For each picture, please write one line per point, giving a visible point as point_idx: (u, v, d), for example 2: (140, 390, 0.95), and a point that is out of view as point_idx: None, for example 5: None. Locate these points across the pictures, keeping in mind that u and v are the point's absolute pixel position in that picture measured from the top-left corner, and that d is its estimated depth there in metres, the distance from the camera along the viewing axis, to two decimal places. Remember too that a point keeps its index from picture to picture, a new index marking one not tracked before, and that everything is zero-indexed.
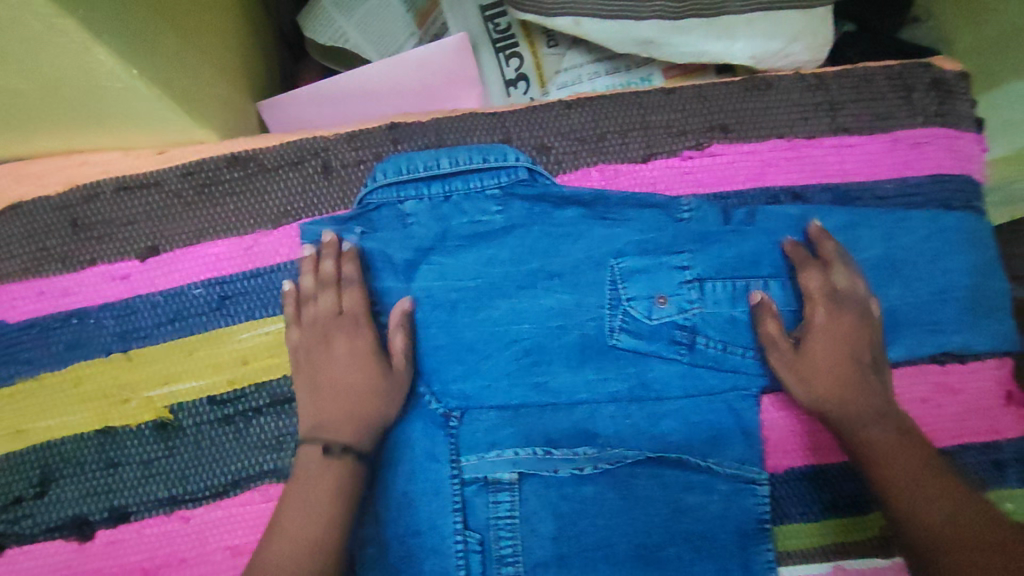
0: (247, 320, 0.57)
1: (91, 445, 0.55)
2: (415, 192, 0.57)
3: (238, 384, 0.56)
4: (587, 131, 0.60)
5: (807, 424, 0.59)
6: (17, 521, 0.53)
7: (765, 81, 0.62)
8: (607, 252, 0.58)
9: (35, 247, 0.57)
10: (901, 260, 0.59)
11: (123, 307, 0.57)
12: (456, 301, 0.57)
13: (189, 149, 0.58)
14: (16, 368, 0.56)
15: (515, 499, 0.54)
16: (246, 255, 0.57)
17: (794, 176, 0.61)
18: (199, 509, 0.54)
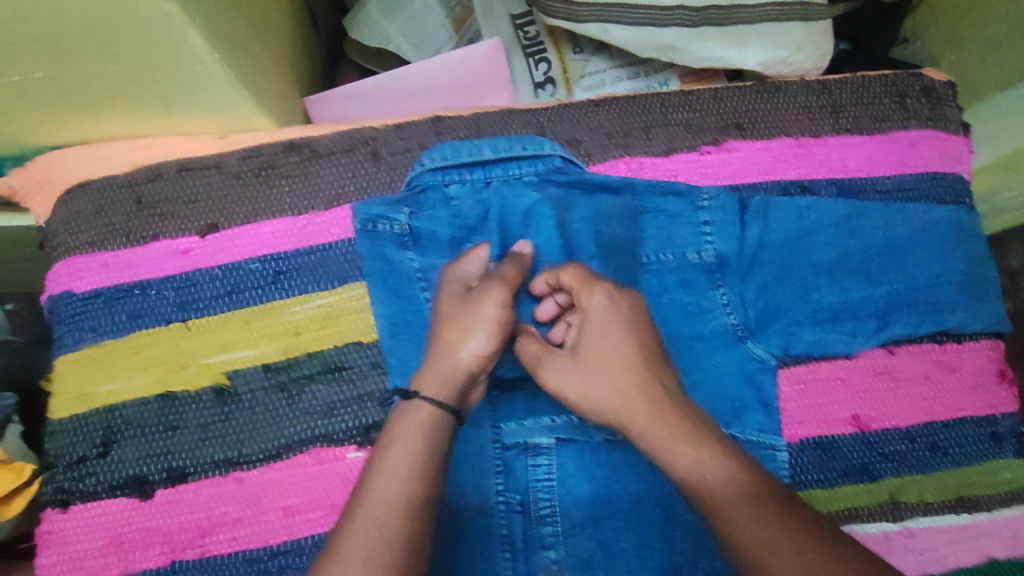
0: (299, 294, 0.60)
1: (152, 409, 0.58)
2: (459, 177, 0.62)
3: (291, 353, 0.60)
4: (615, 127, 0.66)
5: (821, 397, 0.63)
6: (82, 479, 0.57)
7: (774, 86, 0.68)
8: (630, 236, 0.64)
9: (102, 224, 0.61)
10: (901, 248, 0.65)
11: (184, 280, 0.60)
12: (494, 278, 0.62)
13: (251, 134, 0.62)
14: (82, 336, 0.59)
15: (552, 462, 0.59)
16: (301, 234, 0.61)
17: (802, 171, 0.66)
18: (254, 471, 0.58)
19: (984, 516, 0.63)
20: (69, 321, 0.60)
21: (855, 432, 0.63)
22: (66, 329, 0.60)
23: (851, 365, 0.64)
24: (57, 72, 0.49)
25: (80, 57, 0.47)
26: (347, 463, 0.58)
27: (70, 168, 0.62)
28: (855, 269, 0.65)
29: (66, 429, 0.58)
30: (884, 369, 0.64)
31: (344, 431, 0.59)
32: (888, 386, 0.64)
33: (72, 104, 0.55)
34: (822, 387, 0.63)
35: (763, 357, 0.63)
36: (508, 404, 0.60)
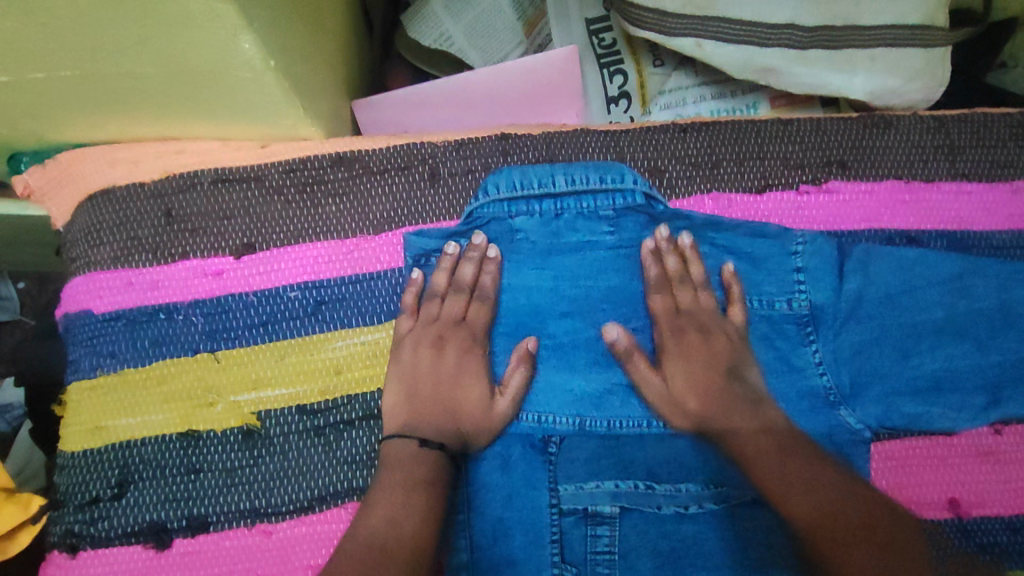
0: (342, 328, 0.54)
1: (173, 448, 0.52)
2: (526, 208, 0.55)
3: (329, 394, 0.53)
4: (701, 157, 0.58)
5: (916, 475, 0.55)
6: (93, 522, 0.51)
7: (884, 120, 0.60)
8: (705, 274, 0.57)
9: (127, 237, 0.55)
10: (1018, 312, 0.55)
11: (214, 304, 0.54)
12: (547, 318, 0.56)
13: (296, 144, 0.56)
14: (98, 361, 0.54)
15: (615, 534, 0.51)
16: (347, 260, 0.55)
17: (910, 220, 0.59)
18: (282, 524, 0.51)
19: None
20: (87, 343, 0.54)
21: (952, 518, 0.54)
22: (82, 352, 0.54)
23: (951, 442, 0.55)
24: (89, 71, 0.43)
25: (116, 55, 0.41)
26: None
27: (92, 171, 0.56)
28: (963, 333, 0.55)
29: (77, 464, 0.52)
30: (989, 450, 0.56)
31: None
32: (993, 470, 0.55)
33: (101, 104, 0.49)
34: (919, 465, 0.55)
35: (859, 429, 0.54)
36: (567, 464, 0.53)
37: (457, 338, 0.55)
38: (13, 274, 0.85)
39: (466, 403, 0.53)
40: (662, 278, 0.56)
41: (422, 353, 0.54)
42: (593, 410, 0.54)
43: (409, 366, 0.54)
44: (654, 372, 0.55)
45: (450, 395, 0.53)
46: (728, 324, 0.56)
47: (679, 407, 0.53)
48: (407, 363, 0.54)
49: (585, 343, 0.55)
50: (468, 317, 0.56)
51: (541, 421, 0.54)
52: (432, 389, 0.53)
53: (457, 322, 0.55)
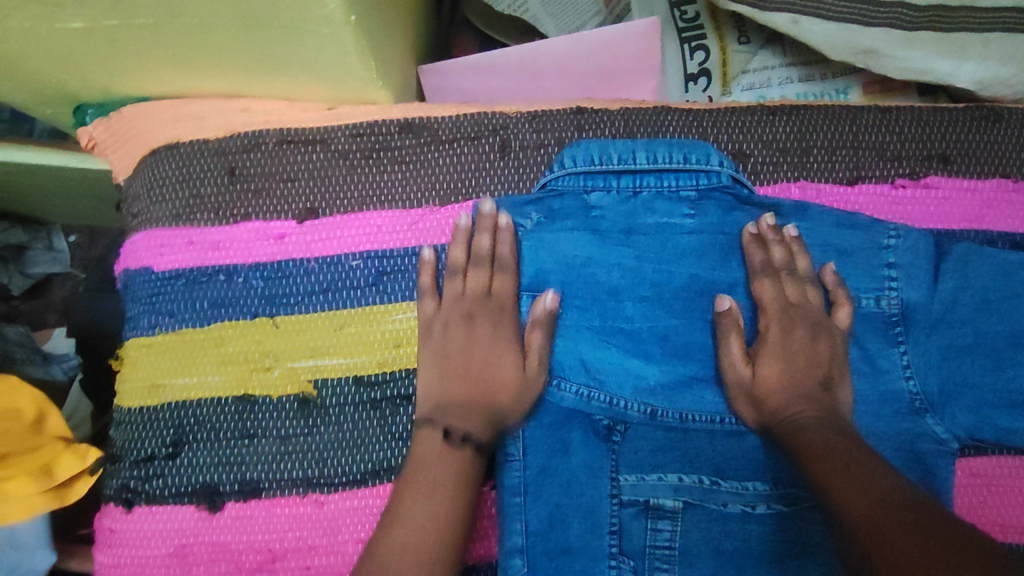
0: (402, 300, 0.53)
1: (228, 411, 0.52)
2: (603, 184, 0.52)
3: (387, 367, 0.52)
4: (791, 142, 0.54)
5: (1004, 496, 0.51)
6: (148, 479, 0.51)
7: (995, 112, 0.55)
8: (810, 268, 0.53)
9: (189, 194, 0.54)
10: None
11: (275, 269, 0.53)
12: (624, 301, 0.52)
13: (364, 108, 0.54)
14: (157, 320, 0.53)
15: (677, 529, 0.49)
16: (411, 230, 0.53)
17: (1016, 222, 0.54)
18: (334, 495, 0.51)
19: None
20: (145, 300, 0.53)
21: None
22: (141, 309, 0.54)
23: None
24: (163, 19, 0.42)
25: (192, 2, 0.40)
26: None
27: (157, 126, 0.55)
28: None
29: (134, 420, 0.52)
30: None
31: None
32: None
33: (173, 56, 0.48)
34: (1008, 485, 0.51)
35: (945, 439, 0.51)
36: (629, 455, 0.51)
37: (491, 306, 0.53)
38: (65, 226, 0.86)
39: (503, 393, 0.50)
40: (770, 261, 0.52)
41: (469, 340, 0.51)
42: (666, 402, 0.51)
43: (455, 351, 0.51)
44: (758, 367, 0.50)
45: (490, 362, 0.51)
46: (842, 322, 0.52)
47: (774, 381, 0.50)
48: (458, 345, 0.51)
49: (658, 334, 0.52)
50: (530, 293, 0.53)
51: (610, 408, 0.51)
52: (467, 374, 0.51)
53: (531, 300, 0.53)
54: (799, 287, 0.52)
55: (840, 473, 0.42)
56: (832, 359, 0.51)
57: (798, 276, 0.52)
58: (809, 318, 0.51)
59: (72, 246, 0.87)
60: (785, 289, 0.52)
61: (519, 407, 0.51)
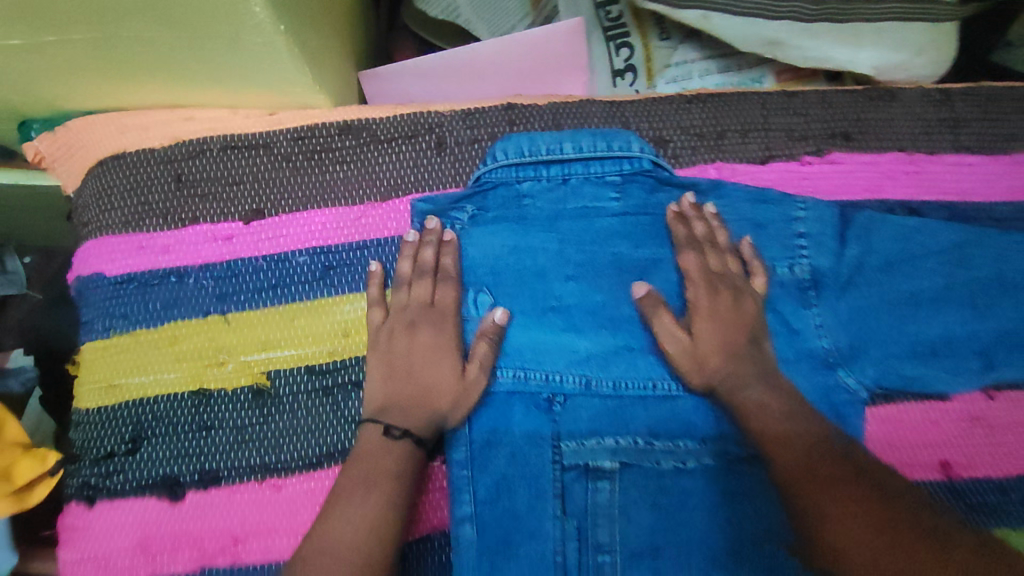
0: (350, 292, 0.56)
1: (186, 405, 0.54)
2: (533, 173, 0.56)
3: (337, 356, 0.55)
4: (706, 128, 0.59)
5: (910, 439, 0.57)
6: (108, 476, 0.53)
7: (888, 93, 0.61)
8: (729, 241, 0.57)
9: (138, 201, 0.56)
10: (1013, 282, 0.57)
11: (224, 268, 0.55)
12: (554, 280, 0.55)
13: (304, 112, 0.57)
14: (112, 323, 0.55)
15: (614, 488, 0.53)
16: (354, 226, 0.56)
17: (912, 191, 0.59)
18: (292, 479, 0.53)
19: None
20: (99, 305, 0.55)
21: (942, 479, 0.57)
22: (96, 314, 0.55)
23: (945, 407, 0.57)
24: (102, 35, 0.45)
25: (126, 18, 0.42)
26: None
27: (103, 137, 0.57)
28: (957, 301, 0.57)
29: (92, 420, 0.54)
30: (980, 415, 0.57)
31: None
32: (983, 434, 0.57)
33: (115, 70, 0.50)
34: (912, 428, 0.57)
35: (854, 388, 0.55)
36: (569, 422, 0.55)
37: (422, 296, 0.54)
38: (20, 249, 0.87)
39: (444, 379, 0.53)
40: (692, 236, 0.56)
41: (419, 332, 0.54)
42: (599, 371, 0.55)
43: (400, 344, 0.54)
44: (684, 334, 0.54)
45: (429, 356, 0.54)
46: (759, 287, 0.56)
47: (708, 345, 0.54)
48: (394, 338, 0.54)
49: (591, 308, 0.55)
50: (459, 274, 0.55)
51: (548, 380, 0.54)
52: (410, 373, 0.53)
53: (443, 296, 0.54)
54: (720, 261, 0.56)
55: (777, 467, 0.47)
56: (751, 322, 0.55)
57: (719, 250, 0.56)
58: (726, 287, 0.55)
59: (28, 267, 0.87)
60: (706, 260, 0.56)
61: (449, 391, 0.53)
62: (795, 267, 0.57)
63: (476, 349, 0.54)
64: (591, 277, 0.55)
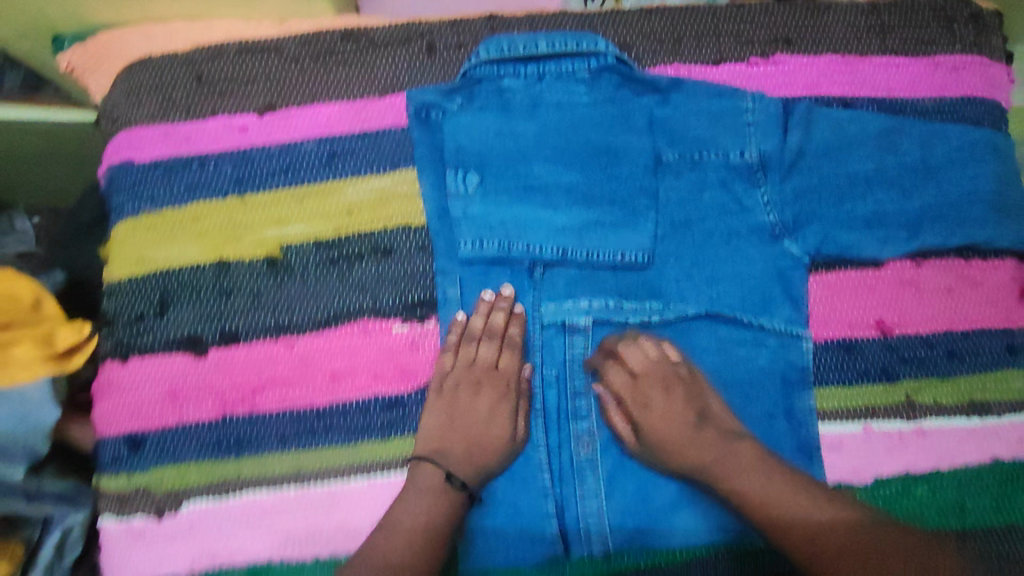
0: (353, 176, 0.63)
1: (207, 274, 0.61)
2: (512, 70, 0.64)
3: (342, 231, 0.62)
4: (665, 34, 0.67)
5: (850, 301, 0.65)
6: (140, 335, 0.60)
7: (822, 6, 0.69)
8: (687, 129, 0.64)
9: (162, 98, 0.63)
10: (938, 167, 0.65)
11: (241, 155, 0.62)
12: (533, 162, 0.63)
13: (312, 22, 0.66)
14: (140, 204, 0.62)
15: (587, 342, 0.62)
16: (355, 119, 0.63)
17: (846, 87, 0.67)
18: (303, 337, 0.61)
19: (994, 421, 0.65)
20: (128, 189, 0.62)
21: (879, 336, 0.64)
22: (125, 197, 0.62)
23: (879, 273, 0.65)
24: None
25: None
26: (393, 336, 0.61)
27: (133, 46, 0.65)
28: (889, 182, 0.64)
29: (123, 289, 0.61)
30: (911, 280, 0.65)
31: (391, 306, 0.61)
32: (913, 296, 0.65)
33: None
34: (850, 292, 0.65)
35: (797, 255, 0.64)
36: (549, 286, 0.63)
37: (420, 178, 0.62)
38: (30, 210, 0.93)
39: (439, 256, 0.61)
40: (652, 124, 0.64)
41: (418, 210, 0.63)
42: (574, 241, 0.62)
43: (401, 221, 0.62)
44: (646, 209, 0.63)
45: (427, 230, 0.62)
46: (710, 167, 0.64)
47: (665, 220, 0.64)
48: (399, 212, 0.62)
49: (566, 188, 0.63)
50: (446, 155, 0.62)
51: (530, 249, 0.62)
52: (413, 248, 0.62)
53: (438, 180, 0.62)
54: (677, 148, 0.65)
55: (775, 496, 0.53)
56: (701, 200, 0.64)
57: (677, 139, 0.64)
58: (679, 168, 0.65)
59: (37, 227, 0.92)
60: (661, 147, 0.65)
61: (446, 259, 0.62)
62: (746, 153, 0.64)
63: (467, 224, 0.61)
64: (567, 161, 0.63)
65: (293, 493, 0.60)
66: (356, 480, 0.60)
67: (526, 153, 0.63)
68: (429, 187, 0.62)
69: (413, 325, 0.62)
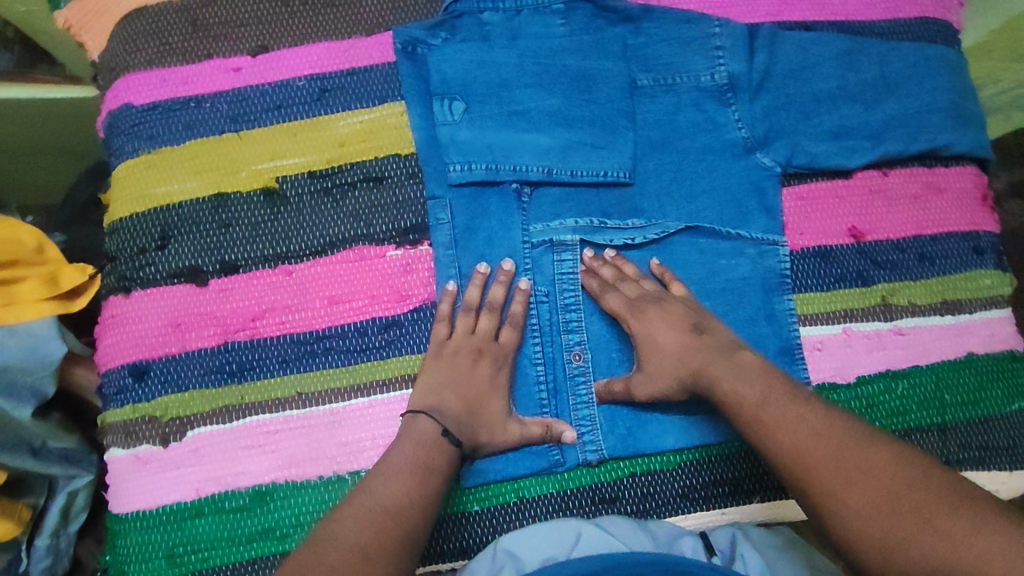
0: (344, 110, 0.65)
1: (207, 207, 0.63)
2: (492, 5, 0.67)
3: (335, 162, 0.64)
4: None
5: (823, 211, 0.68)
6: (142, 268, 0.62)
7: None
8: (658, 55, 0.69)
9: (159, 43, 0.66)
10: (898, 81, 0.69)
11: (236, 94, 0.65)
12: (516, 88, 0.66)
13: None
14: (140, 144, 0.64)
15: (576, 258, 0.64)
16: (345, 57, 0.66)
17: (806, 12, 0.72)
18: (301, 264, 0.63)
19: (967, 317, 0.67)
20: (128, 130, 0.64)
21: (852, 243, 0.68)
22: (125, 138, 0.64)
23: (849, 184, 0.68)
24: None
25: None
26: (387, 260, 0.63)
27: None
28: (854, 97, 0.68)
29: (124, 226, 0.63)
30: (879, 188, 0.69)
31: (385, 232, 0.64)
32: (882, 205, 0.69)
33: None
34: (822, 203, 0.68)
35: (771, 165, 0.67)
36: (536, 207, 0.65)
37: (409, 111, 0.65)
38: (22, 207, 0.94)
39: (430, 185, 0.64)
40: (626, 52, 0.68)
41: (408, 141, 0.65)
42: (558, 163, 0.65)
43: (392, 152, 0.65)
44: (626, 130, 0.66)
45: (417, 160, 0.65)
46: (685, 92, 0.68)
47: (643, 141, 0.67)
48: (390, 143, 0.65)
49: (548, 112, 0.66)
50: (433, 84, 0.65)
51: (517, 171, 0.64)
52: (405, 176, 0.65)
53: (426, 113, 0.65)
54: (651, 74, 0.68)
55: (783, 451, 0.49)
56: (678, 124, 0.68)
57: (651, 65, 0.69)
58: (656, 92, 0.68)
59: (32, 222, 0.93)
60: (637, 74, 0.68)
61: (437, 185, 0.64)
62: (716, 75, 0.68)
63: (456, 149, 0.64)
64: (548, 86, 0.66)
65: (295, 415, 0.61)
66: (356, 400, 0.61)
67: (509, 81, 0.66)
68: (417, 118, 0.65)
69: (407, 249, 0.64)
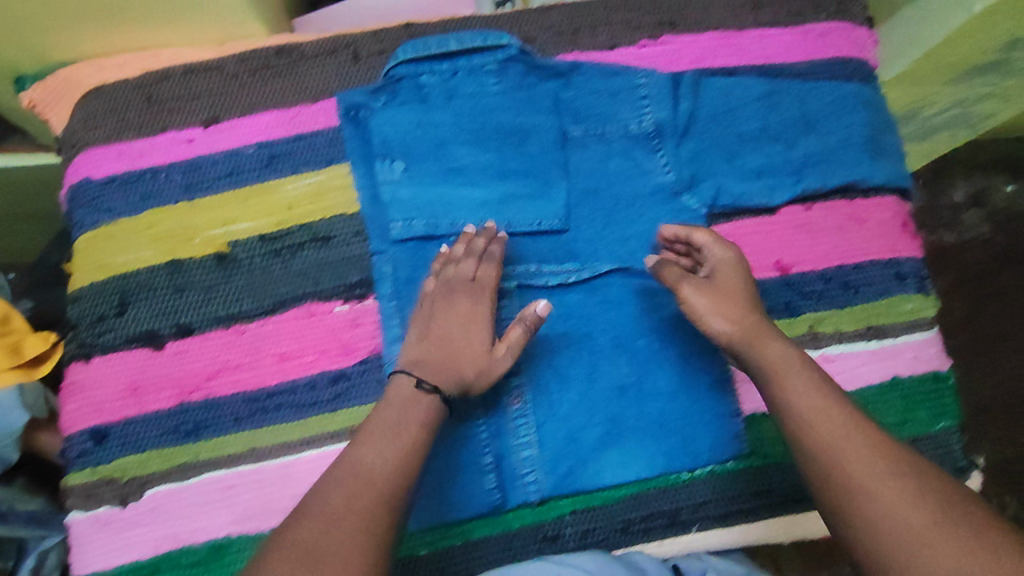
0: (292, 174, 0.69)
1: (162, 274, 0.66)
2: (429, 68, 0.71)
3: (284, 225, 0.68)
4: (564, 27, 0.76)
5: (750, 247, 0.71)
6: (102, 334, 0.65)
7: None
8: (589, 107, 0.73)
9: (116, 119, 0.70)
10: (815, 120, 0.73)
11: (189, 164, 0.69)
12: (453, 146, 0.70)
13: (248, 40, 0.73)
14: (99, 216, 0.68)
15: (513, 304, 0.67)
16: (291, 124, 0.70)
17: (728, 58, 0.77)
18: (252, 324, 0.66)
19: (891, 342, 0.71)
20: (87, 203, 0.68)
21: (779, 275, 0.71)
22: (85, 211, 0.68)
23: (774, 219, 0.72)
24: None
25: None
26: (335, 315, 0.67)
27: (85, 76, 0.71)
28: (774, 137, 0.72)
29: (86, 295, 0.66)
30: (803, 222, 0.72)
31: (333, 288, 0.67)
32: (806, 237, 0.72)
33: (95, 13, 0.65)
34: (749, 239, 0.72)
35: (697, 207, 0.71)
36: None
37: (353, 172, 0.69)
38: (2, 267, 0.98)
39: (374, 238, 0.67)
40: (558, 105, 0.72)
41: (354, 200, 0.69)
42: (495, 214, 0.69)
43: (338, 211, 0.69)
44: (558, 179, 0.70)
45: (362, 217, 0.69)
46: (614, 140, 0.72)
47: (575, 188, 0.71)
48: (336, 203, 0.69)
49: (484, 167, 0.70)
50: (375, 146, 0.69)
51: (455, 224, 0.68)
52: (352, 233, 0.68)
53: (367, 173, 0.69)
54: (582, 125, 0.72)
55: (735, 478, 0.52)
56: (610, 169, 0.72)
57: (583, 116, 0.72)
58: (587, 141, 0.72)
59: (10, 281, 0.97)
60: (569, 125, 0.72)
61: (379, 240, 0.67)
62: (643, 123, 0.72)
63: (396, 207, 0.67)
64: (484, 142, 0.70)
65: (249, 470, 0.63)
66: (307, 451, 0.64)
67: (447, 139, 0.70)
68: (361, 178, 0.69)
69: (353, 304, 0.67)
